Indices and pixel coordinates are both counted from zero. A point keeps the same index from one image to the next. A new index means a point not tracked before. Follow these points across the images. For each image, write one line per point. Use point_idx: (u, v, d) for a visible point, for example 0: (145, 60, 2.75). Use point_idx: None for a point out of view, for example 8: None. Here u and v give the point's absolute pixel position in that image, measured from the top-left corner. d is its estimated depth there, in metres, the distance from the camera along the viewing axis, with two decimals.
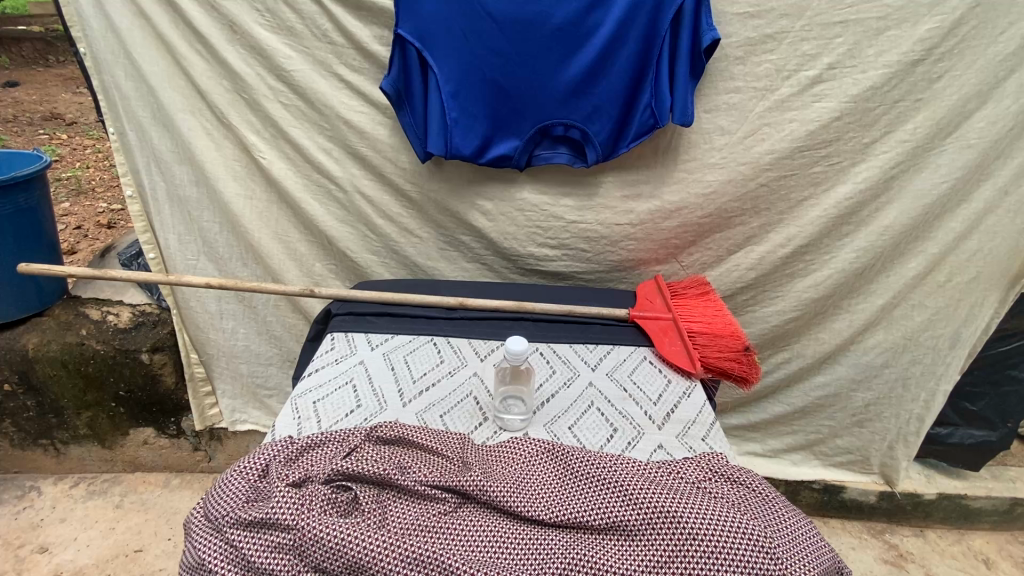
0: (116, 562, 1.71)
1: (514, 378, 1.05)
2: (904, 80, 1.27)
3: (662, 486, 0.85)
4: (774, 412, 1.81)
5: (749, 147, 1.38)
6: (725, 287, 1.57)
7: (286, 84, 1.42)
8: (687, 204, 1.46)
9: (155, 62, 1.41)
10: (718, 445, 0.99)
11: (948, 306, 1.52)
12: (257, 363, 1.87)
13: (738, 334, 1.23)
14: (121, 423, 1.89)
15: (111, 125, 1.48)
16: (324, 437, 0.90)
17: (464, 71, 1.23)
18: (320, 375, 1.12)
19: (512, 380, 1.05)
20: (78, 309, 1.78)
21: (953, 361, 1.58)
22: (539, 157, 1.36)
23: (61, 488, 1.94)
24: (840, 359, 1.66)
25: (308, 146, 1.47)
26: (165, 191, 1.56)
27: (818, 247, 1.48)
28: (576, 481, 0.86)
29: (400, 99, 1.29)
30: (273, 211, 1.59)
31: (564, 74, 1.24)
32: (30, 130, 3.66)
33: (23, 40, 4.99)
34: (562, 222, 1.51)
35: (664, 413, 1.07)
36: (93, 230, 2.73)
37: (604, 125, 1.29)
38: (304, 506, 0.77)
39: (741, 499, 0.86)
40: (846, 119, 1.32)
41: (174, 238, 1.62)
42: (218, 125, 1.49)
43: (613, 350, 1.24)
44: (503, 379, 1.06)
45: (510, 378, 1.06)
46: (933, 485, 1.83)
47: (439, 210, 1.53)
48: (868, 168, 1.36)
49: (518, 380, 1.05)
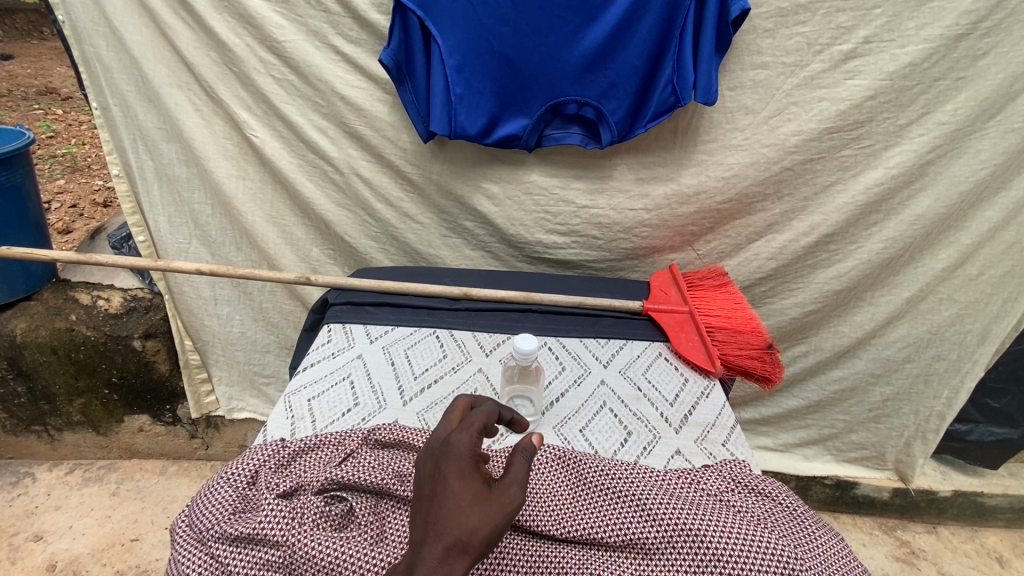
0: (112, 551, 1.68)
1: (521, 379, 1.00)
2: (946, 57, 1.17)
3: (683, 500, 0.78)
4: (786, 405, 1.75)
5: (774, 128, 1.28)
6: (743, 277, 1.49)
7: (278, 56, 1.32)
8: (705, 188, 1.37)
9: (139, 31, 1.32)
10: (740, 452, 0.93)
11: (977, 301, 1.44)
12: (253, 351, 1.81)
13: (760, 331, 1.16)
14: (115, 410, 1.84)
15: (94, 100, 1.39)
16: (318, 439, 0.84)
17: (471, 42, 1.14)
18: (316, 371, 1.05)
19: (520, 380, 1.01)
20: (68, 293, 1.71)
21: (980, 358, 1.50)
22: (550, 137, 1.27)
23: (57, 475, 1.90)
24: (860, 353, 1.59)
25: (303, 124, 1.39)
26: (154, 170, 1.48)
27: (844, 237, 1.39)
28: (590, 493, 0.79)
29: (400, 74, 1.19)
30: (267, 192, 1.51)
31: (578, 47, 1.14)
32: (26, 105, 3.55)
33: (17, 11, 4.84)
34: (573, 207, 1.42)
35: (681, 416, 1.00)
36: (88, 209, 2.66)
37: (620, 103, 1.19)
38: (295, 519, 0.71)
39: (768, 513, 0.80)
40: (880, 99, 1.22)
41: (164, 221, 1.55)
42: (207, 101, 1.40)
43: (626, 345, 1.17)
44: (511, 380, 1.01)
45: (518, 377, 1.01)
46: (949, 482, 1.78)
47: (441, 193, 1.45)
48: (902, 152, 1.27)
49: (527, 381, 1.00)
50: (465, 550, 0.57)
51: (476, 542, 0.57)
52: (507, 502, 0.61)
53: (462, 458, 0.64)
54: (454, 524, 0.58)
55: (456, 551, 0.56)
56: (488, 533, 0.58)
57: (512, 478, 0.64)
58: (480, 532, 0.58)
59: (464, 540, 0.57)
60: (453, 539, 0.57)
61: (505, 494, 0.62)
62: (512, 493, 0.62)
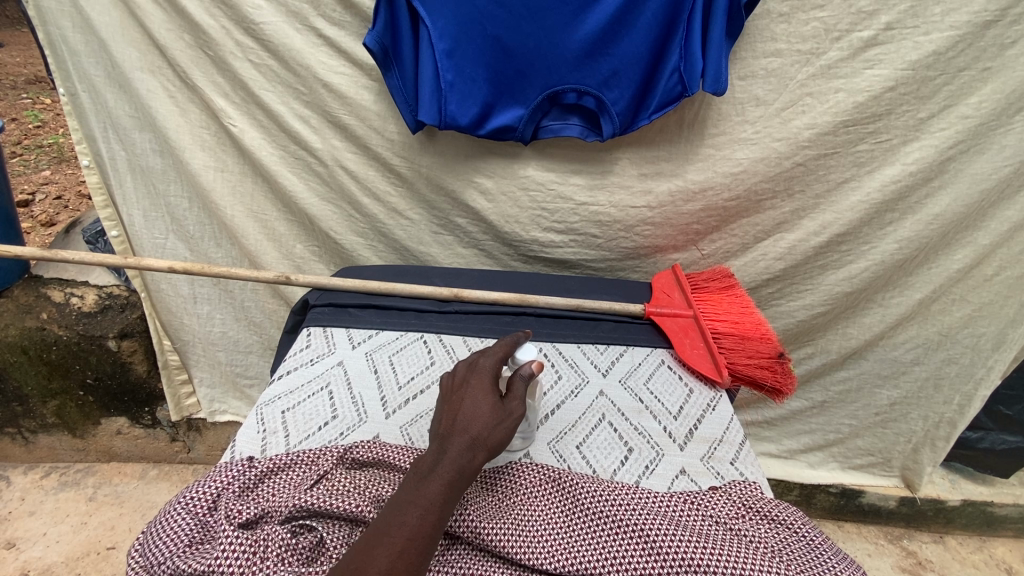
0: (87, 560, 1.61)
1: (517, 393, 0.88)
2: (972, 45, 1.09)
3: (688, 530, 0.71)
4: (791, 411, 1.68)
5: (786, 121, 1.20)
6: (749, 279, 1.42)
7: (256, 39, 1.23)
8: (712, 184, 1.29)
9: (106, 11, 1.22)
10: (749, 471, 0.86)
11: (996, 305, 1.36)
12: (236, 351, 1.73)
13: (770, 338, 1.09)
14: (91, 412, 1.76)
15: (60, 85, 1.30)
16: (290, 459, 0.77)
17: (462, 24, 1.05)
18: (292, 379, 0.98)
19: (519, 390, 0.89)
20: (39, 290, 1.62)
21: (996, 363, 1.43)
22: (547, 129, 1.18)
23: (32, 478, 1.83)
24: (869, 358, 1.52)
25: (283, 113, 1.30)
26: (126, 161, 1.40)
27: (856, 237, 1.31)
28: (586, 520, 0.72)
29: (386, 59, 1.10)
30: (247, 185, 1.42)
31: (578, 31, 1.05)
32: (13, 94, 3.45)
33: None
34: (571, 204, 1.34)
35: (686, 430, 0.93)
36: (73, 201, 2.57)
37: (623, 92, 1.11)
38: (256, 554, 0.63)
39: (782, 543, 0.72)
40: (901, 90, 1.14)
41: (138, 215, 1.46)
42: (182, 87, 1.31)
43: (627, 352, 1.10)
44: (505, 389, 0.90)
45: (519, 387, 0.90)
46: (958, 492, 1.72)
47: (432, 187, 1.37)
48: (921, 148, 1.19)
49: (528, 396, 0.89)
50: (484, 443, 0.70)
51: (491, 438, 0.71)
52: (516, 410, 0.75)
53: (481, 377, 0.78)
54: (476, 424, 0.71)
55: (478, 442, 0.70)
56: (500, 433, 0.72)
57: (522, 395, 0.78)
58: (496, 431, 0.71)
59: (482, 436, 0.70)
60: (476, 434, 0.70)
61: (515, 406, 0.76)
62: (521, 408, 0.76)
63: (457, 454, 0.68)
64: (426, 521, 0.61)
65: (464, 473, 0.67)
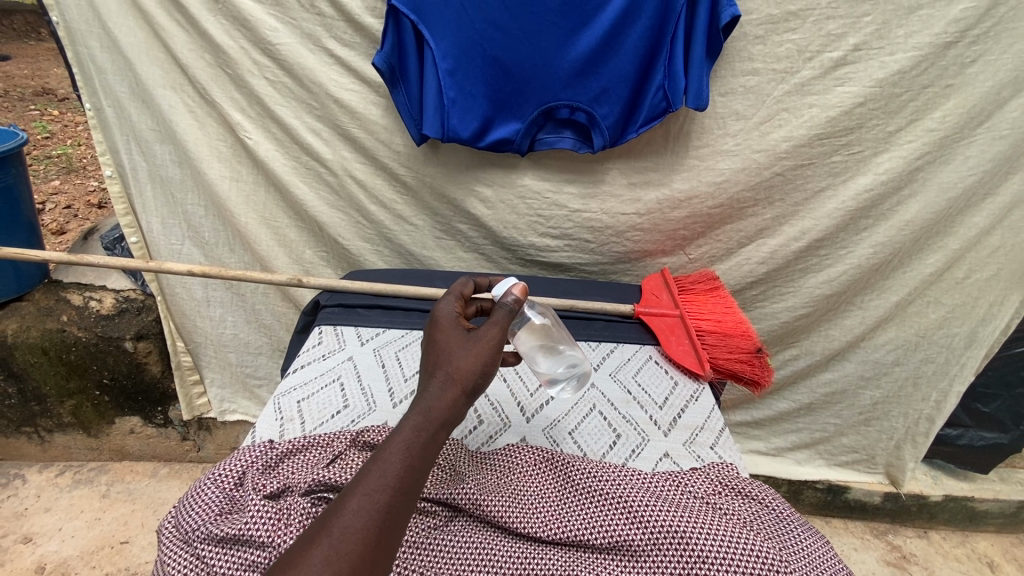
0: (101, 554, 1.67)
1: (542, 350, 0.96)
2: (934, 64, 1.18)
3: (669, 502, 0.79)
4: (777, 409, 1.75)
5: (765, 133, 1.29)
6: (734, 282, 1.50)
7: (272, 58, 1.32)
8: (697, 192, 1.38)
9: (133, 33, 1.32)
10: (728, 455, 0.93)
11: (967, 306, 1.44)
12: (246, 353, 1.81)
13: (750, 335, 1.17)
14: (106, 411, 1.83)
15: (87, 101, 1.39)
16: (307, 442, 0.84)
17: (463, 45, 1.14)
18: (306, 372, 1.06)
19: (544, 345, 0.97)
20: (60, 294, 1.70)
21: (969, 361, 1.51)
22: (541, 141, 1.27)
23: (47, 477, 1.89)
24: (850, 356, 1.60)
25: (297, 126, 1.39)
26: (147, 171, 1.48)
27: (834, 242, 1.40)
28: (577, 495, 0.80)
29: (393, 77, 1.20)
30: (260, 194, 1.51)
31: (570, 52, 1.14)
32: (22, 106, 3.54)
33: (13, 12, 4.90)
34: (565, 211, 1.43)
35: (670, 419, 1.01)
36: (83, 210, 2.65)
37: (612, 108, 1.20)
38: (280, 520, 0.70)
39: (753, 515, 0.80)
40: (870, 105, 1.23)
41: (156, 223, 1.55)
42: (201, 102, 1.40)
43: (617, 348, 1.18)
44: (529, 343, 0.96)
45: (544, 341, 0.98)
46: (940, 487, 1.79)
47: (435, 195, 1.45)
48: (891, 159, 1.28)
49: (554, 352, 0.97)
50: (459, 373, 0.72)
51: (466, 368, 0.73)
52: (486, 336, 0.77)
53: (450, 321, 0.81)
54: (448, 360, 0.74)
55: (454, 374, 0.72)
56: (475, 361, 0.74)
57: (494, 321, 0.79)
58: (469, 359, 0.73)
59: (457, 368, 0.73)
60: (448, 369, 0.73)
61: (487, 333, 0.77)
62: (491, 332, 0.77)
63: (433, 391, 0.70)
64: (390, 470, 0.61)
65: (443, 406, 0.69)
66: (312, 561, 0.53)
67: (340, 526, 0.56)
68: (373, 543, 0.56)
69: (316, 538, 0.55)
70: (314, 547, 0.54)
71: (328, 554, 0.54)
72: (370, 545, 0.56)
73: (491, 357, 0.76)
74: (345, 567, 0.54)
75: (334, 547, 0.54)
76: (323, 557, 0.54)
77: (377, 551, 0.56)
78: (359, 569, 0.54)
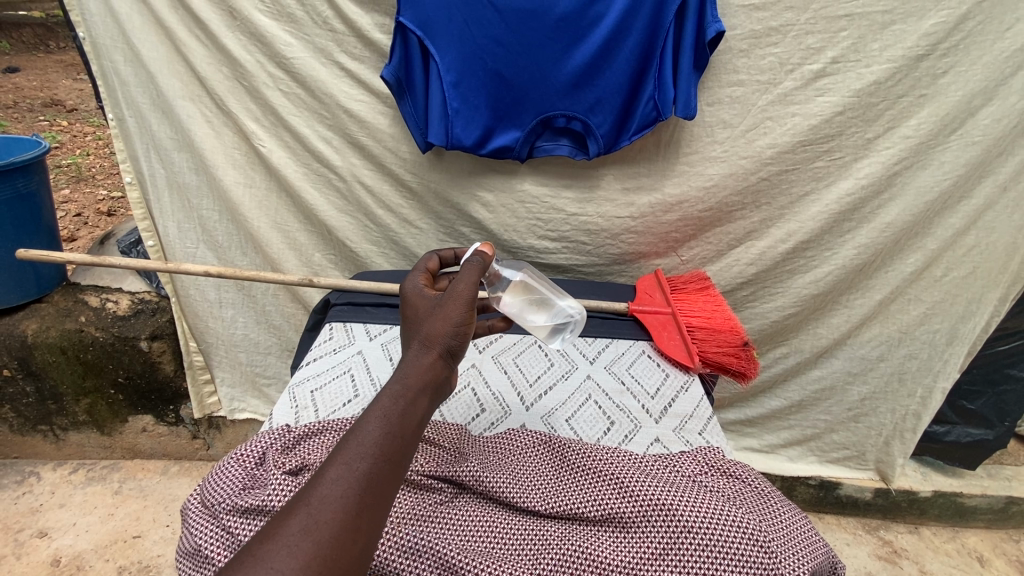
0: (115, 547, 1.72)
1: (535, 307, 1.08)
2: (908, 75, 1.26)
3: (658, 479, 0.84)
4: (769, 406, 1.81)
5: (751, 141, 1.37)
6: (725, 282, 1.57)
7: (286, 71, 1.41)
8: (688, 197, 1.45)
9: (155, 47, 1.40)
10: (715, 439, 0.99)
11: (947, 304, 1.51)
12: (256, 352, 1.87)
13: (737, 330, 1.23)
14: (120, 410, 1.90)
15: (111, 112, 1.47)
16: (322, 425, 0.91)
17: (466, 60, 1.22)
18: (318, 365, 1.12)
19: (534, 300, 1.08)
20: (78, 296, 1.77)
21: (951, 358, 1.57)
22: (540, 149, 1.35)
23: (61, 474, 1.95)
24: (838, 354, 1.66)
25: (308, 135, 1.47)
26: (165, 178, 1.56)
27: (819, 243, 1.47)
28: (572, 473, 0.86)
29: (400, 89, 1.28)
30: (273, 200, 1.58)
31: (566, 65, 1.22)
32: (31, 117, 3.64)
33: (23, 26, 5.05)
34: (562, 214, 1.50)
35: (661, 407, 1.07)
36: (93, 217, 2.73)
37: (606, 117, 1.27)
38: None
39: (736, 493, 0.86)
40: (849, 114, 1.31)
41: (173, 227, 1.62)
42: (218, 113, 1.48)
43: (612, 343, 1.24)
44: (521, 304, 1.06)
45: (533, 297, 1.08)
46: (929, 483, 1.84)
47: (439, 200, 1.53)
48: (871, 164, 1.35)
49: (546, 305, 1.09)
50: (434, 337, 0.70)
51: (440, 329, 0.71)
52: (453, 295, 0.74)
53: (419, 293, 0.79)
54: (420, 327, 0.72)
55: (429, 339, 0.70)
56: (448, 322, 0.72)
57: (460, 280, 0.76)
58: (440, 321, 0.71)
59: (430, 333, 0.71)
60: (422, 337, 0.71)
61: (455, 293, 0.74)
62: (457, 291, 0.75)
63: (410, 360, 0.69)
64: (370, 439, 0.59)
65: (422, 370, 0.68)
66: (290, 530, 0.52)
67: (319, 495, 0.55)
68: (355, 512, 0.55)
69: (294, 507, 0.54)
70: (292, 517, 0.53)
71: (307, 523, 0.53)
72: (352, 514, 0.55)
73: (466, 314, 0.73)
74: (325, 537, 0.52)
75: (312, 517, 0.53)
76: (301, 525, 0.52)
77: (358, 517, 0.55)
78: (341, 538, 0.53)
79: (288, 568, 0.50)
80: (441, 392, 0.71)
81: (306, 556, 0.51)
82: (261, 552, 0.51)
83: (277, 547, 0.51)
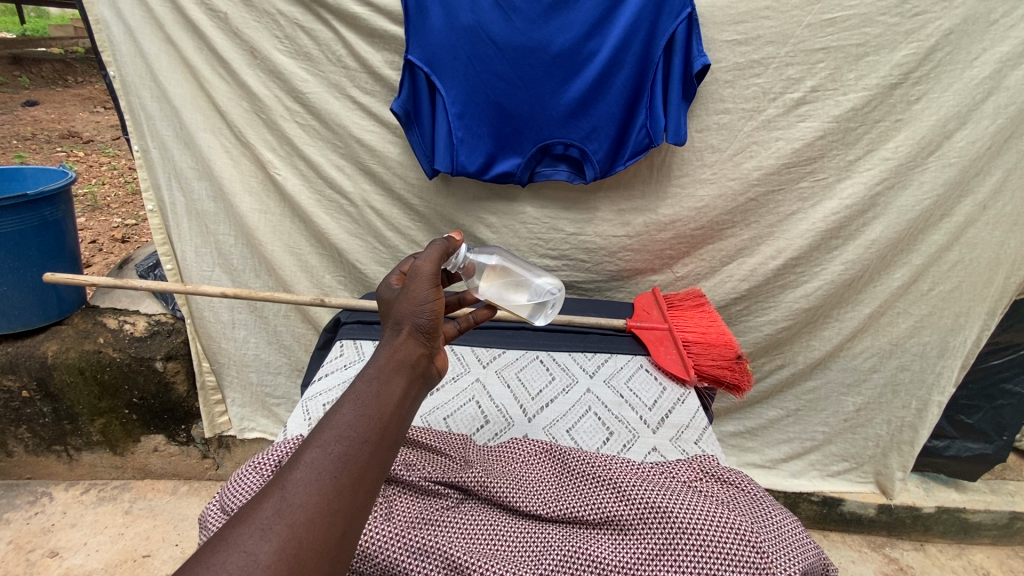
0: (125, 566, 1.74)
1: (518, 287, 1.18)
2: (883, 103, 1.34)
3: (654, 483, 0.87)
4: (767, 419, 1.84)
5: (739, 163, 1.44)
6: (720, 298, 1.62)
7: (302, 104, 1.50)
8: (680, 217, 1.52)
9: (179, 85, 1.50)
10: (710, 447, 1.03)
11: (935, 318, 1.56)
12: (267, 371, 1.93)
13: (732, 343, 1.28)
14: (133, 430, 1.95)
15: (136, 143, 1.56)
16: None
17: (470, 93, 1.31)
18: (329, 379, 1.18)
19: (514, 281, 1.19)
20: (97, 317, 1.84)
21: (944, 370, 1.61)
22: (540, 174, 1.42)
23: (73, 494, 1.98)
24: (832, 366, 1.70)
25: (322, 163, 1.56)
26: (185, 205, 1.64)
27: (808, 260, 1.52)
28: (572, 478, 0.90)
29: (409, 120, 1.37)
30: (286, 224, 1.66)
31: (563, 96, 1.31)
32: (49, 148, 3.79)
33: (43, 61, 5.31)
34: (562, 234, 1.57)
35: (659, 418, 1.12)
36: (107, 244, 2.82)
37: (602, 144, 1.35)
38: None
39: (730, 497, 0.88)
40: (829, 138, 1.38)
41: (190, 251, 1.70)
42: (237, 144, 1.58)
43: (611, 358, 1.30)
44: (506, 287, 1.16)
45: (511, 278, 1.19)
46: (932, 498, 1.84)
47: (445, 222, 1.60)
48: (854, 185, 1.42)
49: (524, 284, 1.20)
50: (403, 320, 0.75)
51: (407, 311, 0.76)
52: (417, 276, 0.80)
53: (392, 289, 0.85)
54: (392, 314, 0.77)
55: (399, 322, 0.75)
56: (414, 303, 0.76)
57: (420, 266, 0.81)
58: (406, 304, 0.76)
59: (400, 316, 0.76)
60: (394, 320, 0.76)
61: (417, 277, 0.79)
62: (423, 271, 0.80)
63: (383, 343, 0.74)
64: (343, 422, 0.62)
65: (396, 350, 0.72)
66: (263, 513, 0.54)
67: (293, 479, 0.56)
68: (331, 494, 0.57)
69: (267, 493, 0.56)
70: (267, 500, 0.55)
71: (280, 506, 0.54)
72: (329, 496, 0.56)
73: (431, 293, 0.77)
74: (302, 518, 0.54)
75: (285, 500, 0.55)
76: (275, 509, 0.54)
77: (335, 499, 0.57)
78: (316, 520, 0.54)
79: (263, 548, 0.51)
80: (426, 370, 0.75)
81: (280, 538, 0.52)
82: (235, 536, 0.52)
83: (251, 529, 0.52)
